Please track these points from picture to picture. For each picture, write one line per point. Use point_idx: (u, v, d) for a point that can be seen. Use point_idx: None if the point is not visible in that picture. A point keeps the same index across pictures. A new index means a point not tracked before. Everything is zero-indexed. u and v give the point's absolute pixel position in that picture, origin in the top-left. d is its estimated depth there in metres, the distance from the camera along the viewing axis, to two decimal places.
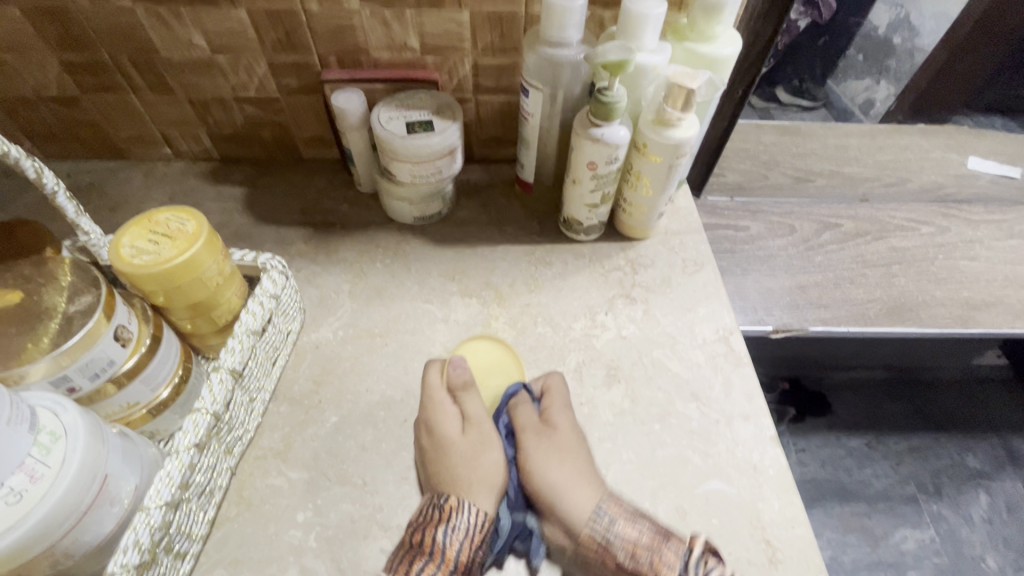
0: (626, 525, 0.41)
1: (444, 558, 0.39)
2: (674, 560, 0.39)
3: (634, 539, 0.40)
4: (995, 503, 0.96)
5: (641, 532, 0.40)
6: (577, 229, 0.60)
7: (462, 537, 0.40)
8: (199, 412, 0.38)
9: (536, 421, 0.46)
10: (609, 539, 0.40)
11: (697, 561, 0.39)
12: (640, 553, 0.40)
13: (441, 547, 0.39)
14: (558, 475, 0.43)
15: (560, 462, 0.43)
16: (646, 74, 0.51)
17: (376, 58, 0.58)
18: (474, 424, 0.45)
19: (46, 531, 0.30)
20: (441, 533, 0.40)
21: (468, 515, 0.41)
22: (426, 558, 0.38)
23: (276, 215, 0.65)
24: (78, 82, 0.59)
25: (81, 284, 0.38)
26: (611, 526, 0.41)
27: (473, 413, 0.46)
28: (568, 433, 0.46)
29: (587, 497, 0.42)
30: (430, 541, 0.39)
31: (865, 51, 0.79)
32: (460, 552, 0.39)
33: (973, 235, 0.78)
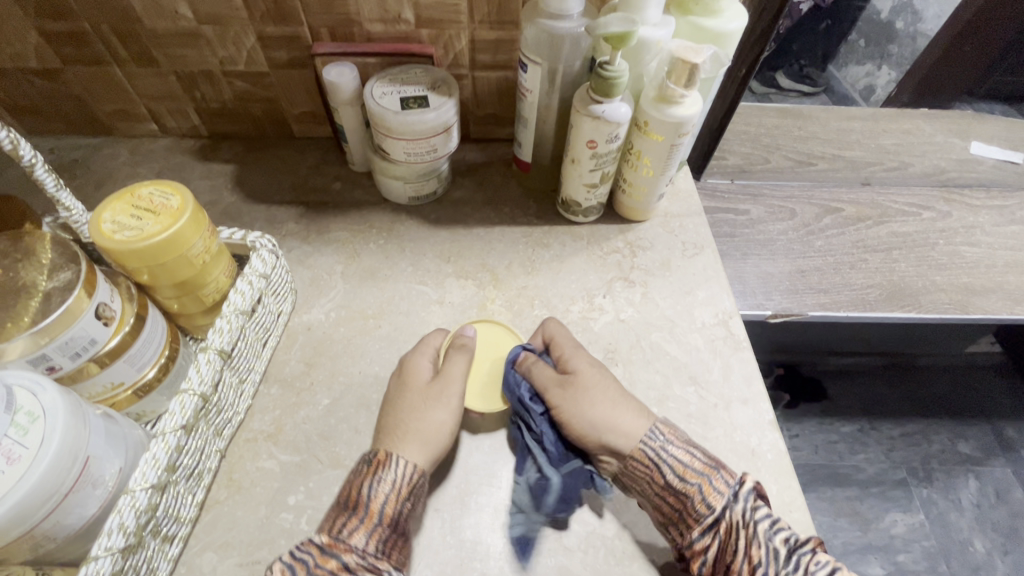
0: (679, 447, 0.41)
1: (367, 512, 0.38)
2: (724, 488, 0.39)
3: (686, 462, 0.40)
4: (985, 488, 0.97)
5: (683, 458, 0.40)
6: (575, 210, 0.59)
7: (388, 489, 0.39)
8: (187, 394, 0.37)
9: (555, 374, 0.47)
10: (663, 464, 0.41)
11: (745, 491, 0.38)
12: (690, 475, 0.40)
13: (366, 500, 0.38)
14: (596, 412, 0.44)
15: (591, 400, 0.44)
16: (649, 49, 0.49)
17: (369, 31, 0.56)
18: (448, 382, 0.45)
19: (27, 513, 0.29)
20: (367, 486, 0.39)
21: (399, 468, 0.40)
22: (350, 513, 0.38)
23: (267, 194, 0.63)
24: (58, 53, 0.57)
25: (61, 260, 0.36)
26: (665, 443, 0.41)
27: (450, 371, 0.46)
28: (590, 370, 0.46)
29: (632, 425, 0.43)
30: (357, 495, 0.38)
31: (868, 36, 0.71)
32: (385, 505, 0.38)
33: (974, 221, 0.78)
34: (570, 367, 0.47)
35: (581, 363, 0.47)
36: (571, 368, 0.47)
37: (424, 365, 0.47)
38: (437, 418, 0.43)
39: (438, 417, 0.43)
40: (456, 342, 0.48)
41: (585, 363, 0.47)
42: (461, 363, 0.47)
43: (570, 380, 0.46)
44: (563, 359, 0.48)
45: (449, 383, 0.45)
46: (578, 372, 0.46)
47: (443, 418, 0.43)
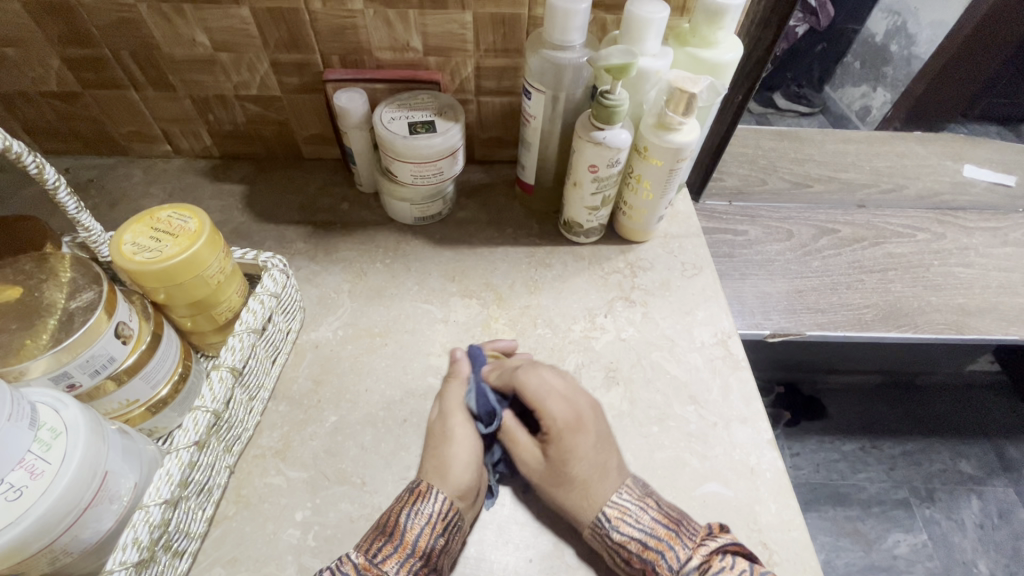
0: (624, 532, 0.40)
1: (402, 541, 0.38)
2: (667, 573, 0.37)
3: (638, 537, 0.39)
4: (987, 508, 0.97)
5: (644, 530, 0.39)
6: (576, 231, 0.61)
7: (424, 522, 0.39)
8: (200, 410, 0.39)
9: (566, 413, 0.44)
10: (610, 542, 0.40)
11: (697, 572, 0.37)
12: (635, 561, 0.39)
13: (403, 529, 0.38)
14: (581, 470, 0.42)
15: (576, 456, 0.42)
16: (648, 79, 0.51)
17: (378, 58, 0.58)
18: (451, 415, 0.45)
19: (47, 528, 0.30)
20: (406, 515, 0.39)
21: (435, 502, 0.40)
22: (385, 539, 0.38)
23: (276, 213, 0.65)
24: (78, 78, 0.59)
25: (83, 281, 0.38)
26: (611, 527, 0.40)
27: (449, 403, 0.46)
28: (591, 419, 0.44)
29: (599, 491, 0.41)
30: (395, 523, 0.38)
31: (862, 58, 0.75)
32: (419, 537, 0.38)
33: (968, 242, 0.79)
34: (551, 406, 0.44)
35: (583, 404, 0.45)
36: (559, 413, 0.43)
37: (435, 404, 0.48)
38: (461, 455, 0.43)
39: (460, 454, 0.43)
40: (451, 370, 0.48)
41: (574, 408, 0.44)
42: (458, 394, 0.47)
43: (556, 425, 0.43)
44: (555, 390, 0.45)
45: (453, 417, 0.45)
46: (584, 418, 0.44)
47: (465, 455, 0.43)
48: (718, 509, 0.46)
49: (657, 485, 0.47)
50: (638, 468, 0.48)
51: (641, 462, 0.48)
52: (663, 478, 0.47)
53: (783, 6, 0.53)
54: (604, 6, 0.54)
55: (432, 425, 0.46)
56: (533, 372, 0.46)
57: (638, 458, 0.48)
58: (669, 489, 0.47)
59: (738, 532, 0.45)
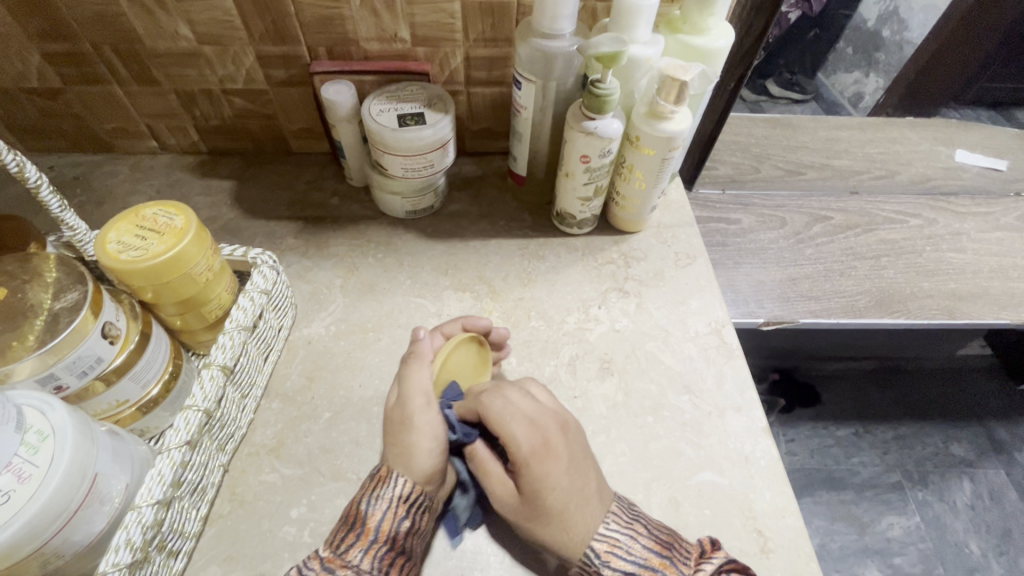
0: (618, 568, 0.37)
1: (364, 528, 0.37)
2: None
3: (631, 572, 0.37)
4: (978, 490, 0.98)
5: (637, 562, 0.37)
6: (570, 222, 0.60)
7: (385, 507, 0.38)
8: (191, 410, 0.38)
9: (533, 440, 0.39)
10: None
11: None
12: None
13: (364, 515, 0.38)
14: (556, 502, 0.38)
15: (547, 488, 0.38)
16: (639, 67, 0.50)
17: (366, 50, 0.57)
18: (413, 399, 0.41)
19: (35, 532, 0.29)
20: (366, 501, 0.39)
21: (395, 485, 0.39)
22: (349, 526, 0.38)
23: (266, 209, 0.64)
24: (59, 73, 0.58)
25: (67, 281, 0.37)
26: (602, 564, 0.38)
27: (409, 388, 0.42)
28: (557, 446, 0.40)
29: (576, 523, 0.38)
30: (356, 509, 0.38)
31: (854, 44, 0.72)
32: (382, 522, 0.38)
33: (960, 227, 0.80)
34: (516, 434, 0.39)
35: (551, 427, 0.41)
36: (524, 441, 0.39)
37: (393, 386, 0.44)
38: (423, 444, 0.40)
39: (423, 443, 0.40)
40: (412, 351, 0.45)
41: (540, 439, 0.40)
42: (424, 375, 0.43)
43: (523, 455, 0.39)
44: (520, 414, 0.41)
45: (416, 401, 0.41)
46: (564, 436, 0.41)
47: (429, 444, 0.40)
48: (714, 497, 0.46)
49: (653, 475, 0.47)
50: (633, 458, 0.48)
51: (636, 452, 0.48)
52: (658, 468, 0.47)
53: None
54: None
55: (392, 411, 0.42)
56: (497, 396, 0.42)
57: (634, 448, 0.48)
58: (664, 479, 0.47)
59: (734, 520, 0.45)
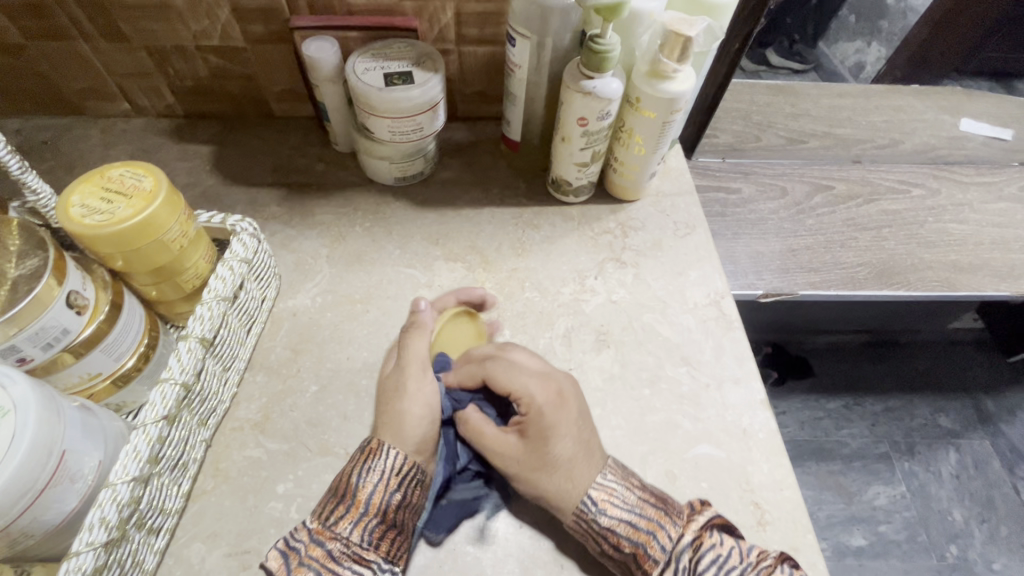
0: (613, 516, 0.38)
1: (354, 501, 0.37)
2: (660, 554, 0.37)
3: (621, 529, 0.38)
4: (964, 460, 1.00)
5: (632, 512, 0.38)
6: (565, 190, 0.58)
7: (377, 480, 0.37)
8: (167, 383, 0.36)
9: (549, 392, 0.41)
10: (596, 529, 0.38)
11: (690, 549, 0.37)
12: (624, 544, 0.38)
13: (355, 489, 0.37)
14: (563, 450, 0.39)
15: (557, 435, 0.39)
16: (641, 21, 0.48)
17: (349, 3, 0.54)
18: (409, 368, 0.41)
19: (0, 511, 0.28)
20: (356, 475, 0.37)
21: (386, 457, 0.38)
22: (338, 500, 0.37)
23: (247, 175, 0.61)
24: (18, 27, 0.54)
25: (28, 247, 0.35)
26: (599, 511, 0.38)
27: (409, 355, 0.42)
28: (556, 404, 0.40)
29: (581, 473, 0.39)
30: (346, 483, 0.37)
31: (859, 11, 0.66)
32: (373, 495, 0.37)
33: (963, 198, 0.78)
34: (528, 388, 0.41)
35: (562, 379, 0.43)
36: (538, 393, 0.41)
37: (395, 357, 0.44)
38: (413, 410, 0.39)
39: (412, 408, 0.39)
40: (413, 322, 0.44)
41: (537, 395, 0.40)
42: (424, 345, 0.43)
43: (536, 406, 0.40)
44: (529, 371, 0.42)
45: (412, 368, 0.41)
46: (565, 397, 0.41)
47: (419, 410, 0.40)
48: (711, 470, 0.45)
49: (650, 448, 0.46)
50: (629, 431, 0.47)
51: (632, 425, 0.47)
52: (655, 441, 0.46)
53: None
54: None
55: (389, 377, 0.42)
56: (500, 359, 0.43)
57: (630, 421, 0.47)
58: (661, 452, 0.46)
59: (730, 492, 0.44)
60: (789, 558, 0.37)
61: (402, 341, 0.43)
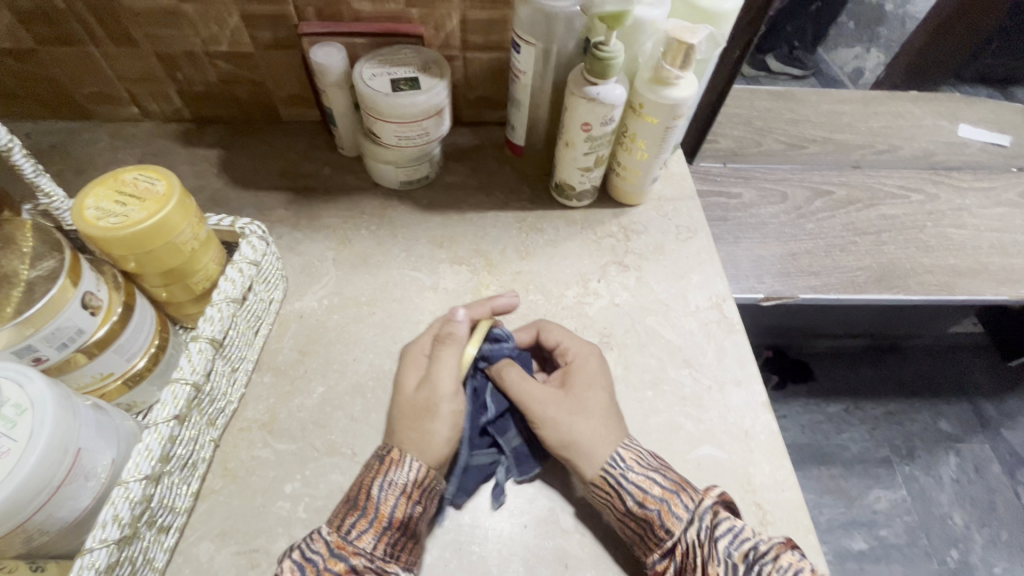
0: (639, 472, 0.40)
1: (376, 514, 0.37)
2: (684, 513, 0.38)
3: (646, 488, 0.39)
4: (965, 464, 1.00)
5: (656, 474, 0.40)
6: (568, 194, 0.59)
7: (398, 493, 0.38)
8: (178, 383, 0.37)
9: (594, 361, 0.46)
10: (622, 484, 0.39)
11: (711, 513, 0.38)
12: (649, 502, 0.38)
13: (376, 502, 0.37)
14: (601, 403, 0.43)
15: (598, 390, 0.44)
16: (644, 29, 0.48)
17: (357, 10, 0.55)
18: (440, 383, 0.41)
19: (17, 508, 0.28)
20: (378, 487, 0.38)
21: (409, 471, 0.38)
22: (357, 513, 0.37)
23: (254, 179, 0.62)
24: (31, 33, 0.55)
25: (43, 249, 0.35)
26: (626, 466, 0.40)
27: (439, 370, 0.42)
28: (602, 372, 0.45)
29: (614, 427, 0.42)
30: (366, 495, 0.38)
31: (857, 17, 0.67)
32: (394, 509, 0.38)
33: (961, 203, 0.79)
34: (580, 351, 0.47)
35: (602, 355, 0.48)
36: (587, 354, 0.46)
37: (419, 368, 0.43)
38: (443, 432, 0.40)
39: (444, 430, 0.40)
40: (444, 330, 0.44)
41: (588, 356, 0.46)
42: (453, 358, 0.42)
43: (584, 363, 0.46)
44: (577, 341, 0.48)
45: (443, 387, 0.41)
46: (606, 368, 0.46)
47: (447, 431, 0.40)
48: (713, 471, 0.46)
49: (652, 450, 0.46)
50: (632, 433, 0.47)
51: (635, 426, 0.47)
52: (658, 443, 0.47)
53: None
54: None
55: (415, 394, 0.41)
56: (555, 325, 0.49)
57: (633, 423, 0.48)
58: (663, 453, 0.46)
59: (732, 493, 0.45)
60: (796, 544, 0.38)
61: (433, 353, 0.43)
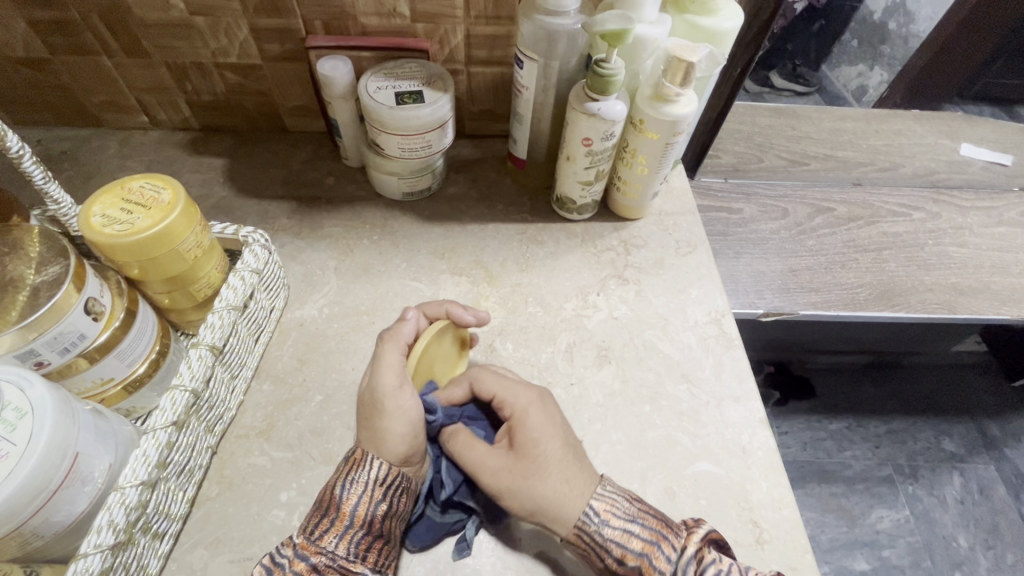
0: (616, 527, 0.38)
1: (339, 514, 0.37)
2: (665, 565, 0.37)
3: (625, 544, 0.38)
4: (968, 484, 0.99)
5: (635, 523, 0.38)
6: (569, 208, 0.59)
7: (360, 492, 0.37)
8: (178, 390, 0.37)
9: (533, 401, 0.42)
10: (600, 540, 0.38)
11: (694, 561, 0.37)
12: (629, 558, 0.38)
13: (339, 501, 0.37)
14: (552, 450, 0.40)
15: (543, 437, 0.40)
16: (645, 47, 0.49)
17: (363, 24, 0.56)
18: (383, 380, 0.40)
19: (14, 512, 0.28)
20: (340, 487, 0.38)
21: (371, 469, 0.38)
22: (321, 513, 0.37)
23: (259, 188, 0.62)
24: (45, 43, 0.56)
25: (49, 254, 0.36)
26: (600, 522, 0.38)
27: (385, 369, 0.41)
28: (540, 411, 0.42)
29: (575, 474, 0.39)
30: (329, 496, 0.37)
31: (860, 36, 0.69)
32: (358, 507, 0.37)
33: (963, 222, 0.79)
34: (513, 397, 0.42)
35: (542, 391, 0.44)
36: (521, 397, 0.42)
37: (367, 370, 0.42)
38: (396, 429, 0.38)
39: (396, 427, 0.38)
40: (392, 330, 0.44)
41: (526, 404, 0.42)
42: (395, 354, 0.41)
43: (521, 410, 0.42)
44: (511, 380, 0.44)
45: (387, 382, 0.40)
46: (546, 403, 0.43)
47: (401, 429, 0.38)
48: (710, 488, 0.45)
49: (649, 464, 0.46)
50: (629, 447, 0.47)
51: (632, 440, 0.47)
52: (655, 457, 0.47)
53: None
54: None
55: (364, 395, 0.40)
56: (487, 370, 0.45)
57: (630, 437, 0.48)
58: (660, 468, 0.46)
59: (729, 510, 0.44)
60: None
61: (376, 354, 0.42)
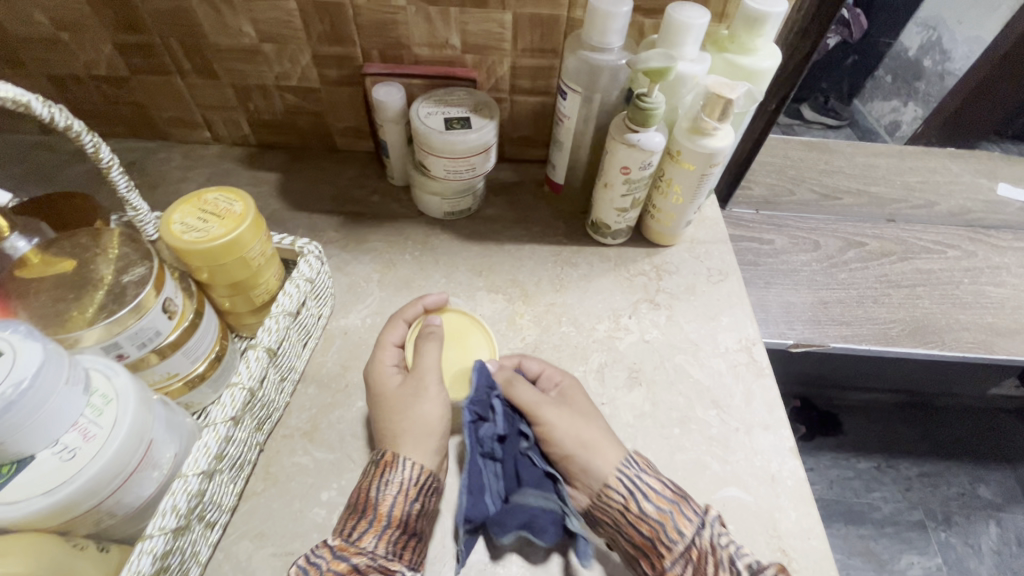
0: (652, 475, 0.42)
1: (376, 515, 0.39)
2: (694, 515, 0.40)
3: (657, 489, 0.41)
4: (1006, 535, 0.95)
5: (666, 480, 0.42)
6: (604, 232, 0.61)
7: (395, 492, 0.40)
8: (237, 387, 0.40)
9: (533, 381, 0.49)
10: (638, 483, 0.41)
11: (717, 520, 0.40)
12: (662, 501, 0.40)
13: (374, 503, 0.40)
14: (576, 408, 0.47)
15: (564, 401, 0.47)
16: (685, 83, 0.52)
17: (416, 54, 0.59)
18: (427, 374, 0.46)
19: (95, 489, 0.31)
20: (376, 489, 0.40)
21: (405, 470, 0.41)
22: (358, 516, 0.39)
23: (309, 202, 0.66)
24: (127, 63, 0.61)
25: (134, 257, 0.40)
26: (639, 468, 0.42)
27: (425, 362, 0.46)
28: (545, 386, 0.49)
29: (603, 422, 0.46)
30: (365, 499, 0.40)
31: (894, 72, 0.76)
32: (393, 507, 0.40)
33: (1000, 261, 0.78)
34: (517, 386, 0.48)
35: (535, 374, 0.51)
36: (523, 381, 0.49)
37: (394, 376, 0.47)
38: (435, 412, 0.44)
39: (434, 410, 0.44)
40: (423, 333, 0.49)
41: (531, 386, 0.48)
42: (435, 352, 0.47)
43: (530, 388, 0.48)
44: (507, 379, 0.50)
45: (428, 377, 0.46)
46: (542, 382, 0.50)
47: (439, 411, 0.44)
48: (738, 514, 0.46)
49: None
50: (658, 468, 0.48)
51: (661, 462, 0.48)
52: (683, 480, 0.47)
53: (824, 15, 0.53)
54: (643, 10, 0.54)
55: (398, 389, 0.45)
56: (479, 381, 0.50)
57: (659, 458, 0.48)
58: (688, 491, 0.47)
59: (758, 537, 0.45)
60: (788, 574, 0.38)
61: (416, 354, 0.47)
